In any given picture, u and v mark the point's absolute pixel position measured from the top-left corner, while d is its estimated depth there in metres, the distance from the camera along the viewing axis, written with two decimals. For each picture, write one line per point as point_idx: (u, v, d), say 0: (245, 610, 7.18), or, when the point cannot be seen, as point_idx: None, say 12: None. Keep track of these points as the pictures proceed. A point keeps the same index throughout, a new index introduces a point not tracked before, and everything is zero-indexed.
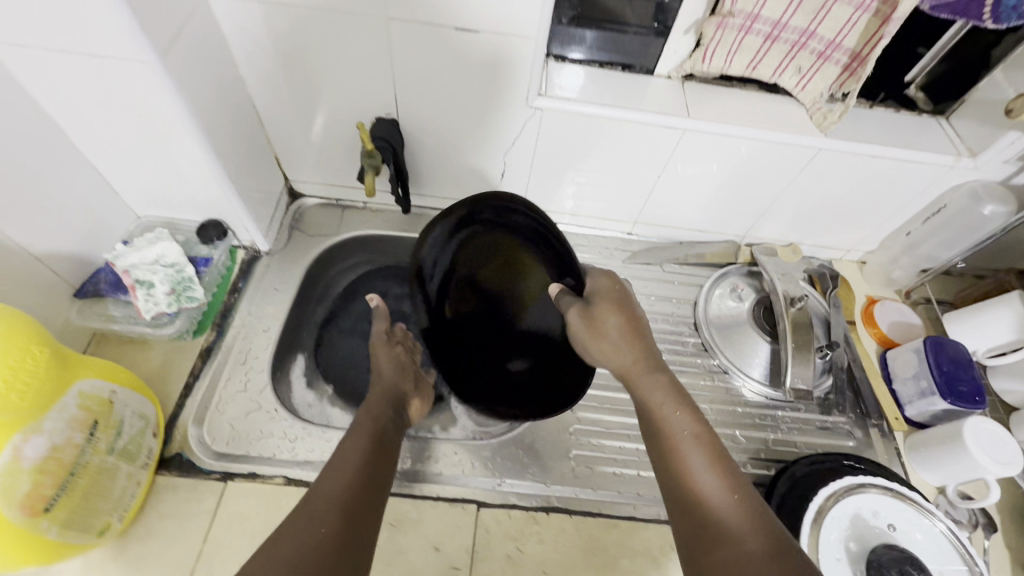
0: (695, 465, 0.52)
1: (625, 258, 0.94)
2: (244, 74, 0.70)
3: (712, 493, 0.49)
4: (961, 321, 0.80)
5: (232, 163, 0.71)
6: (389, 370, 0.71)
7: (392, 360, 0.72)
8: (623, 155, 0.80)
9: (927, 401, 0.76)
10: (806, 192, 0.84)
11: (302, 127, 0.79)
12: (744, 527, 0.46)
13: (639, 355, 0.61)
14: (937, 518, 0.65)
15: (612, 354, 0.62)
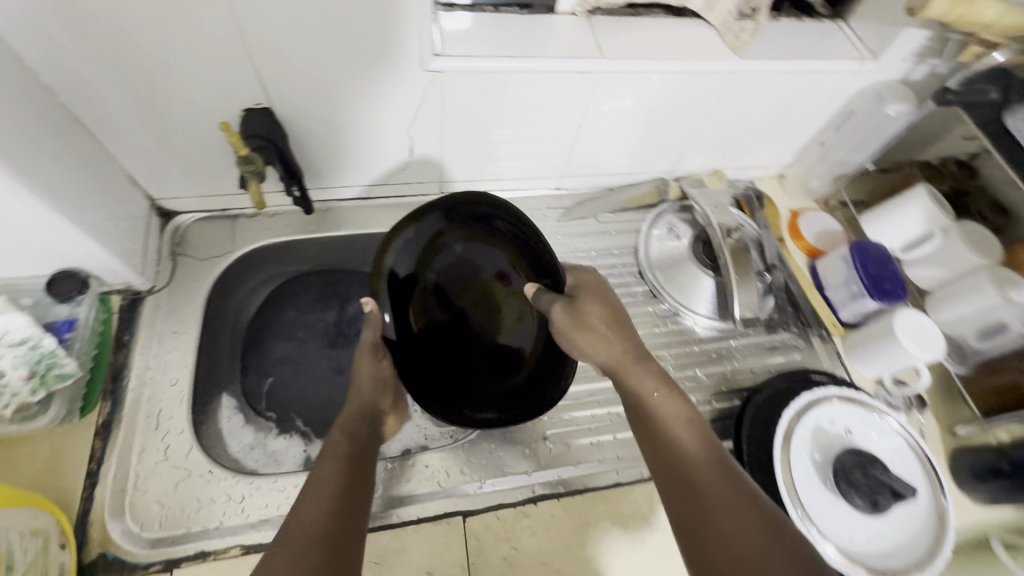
0: (693, 458, 0.51)
1: (559, 216, 0.89)
2: (50, 82, 0.54)
3: (717, 490, 0.48)
4: (876, 221, 0.84)
5: (69, 199, 0.56)
6: (367, 385, 0.65)
7: (374, 376, 0.65)
8: (540, 109, 0.73)
9: (859, 303, 0.80)
10: (725, 118, 0.82)
11: (152, 134, 0.63)
12: (752, 524, 0.45)
13: (629, 348, 0.57)
14: (882, 411, 0.70)
15: (602, 349, 0.57)
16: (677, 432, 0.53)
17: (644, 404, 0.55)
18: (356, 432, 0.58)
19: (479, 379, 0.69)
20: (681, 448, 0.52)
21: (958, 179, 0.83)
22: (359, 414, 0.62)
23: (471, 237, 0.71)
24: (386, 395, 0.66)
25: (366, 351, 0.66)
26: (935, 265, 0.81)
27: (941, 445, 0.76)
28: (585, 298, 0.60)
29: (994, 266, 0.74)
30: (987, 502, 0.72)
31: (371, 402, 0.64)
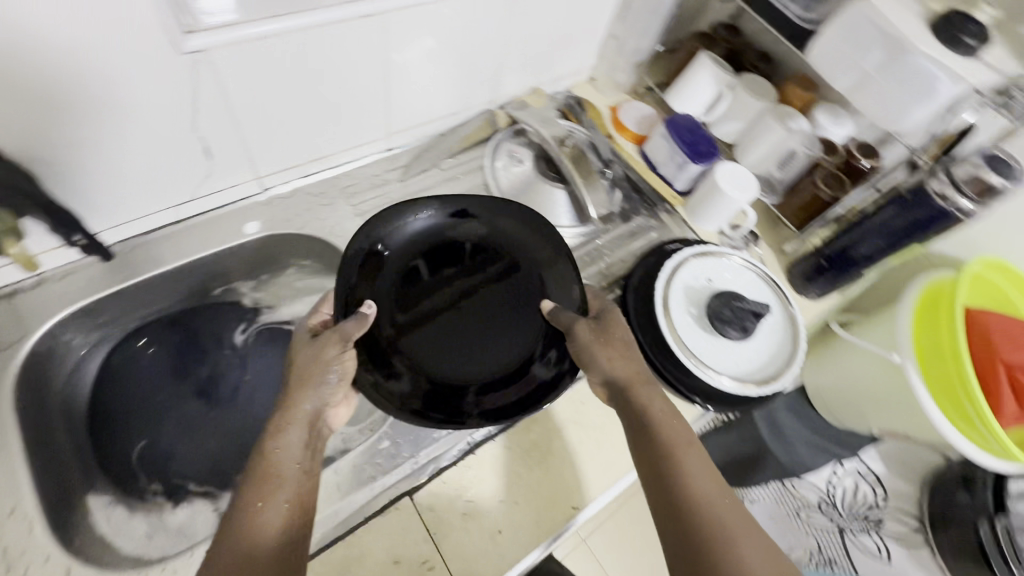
0: (692, 470, 0.55)
1: (401, 177, 0.85)
2: None
3: (709, 488, 0.55)
4: (678, 95, 0.93)
5: None
6: (319, 369, 0.56)
7: (337, 366, 0.57)
8: (337, 70, 0.67)
9: (686, 171, 0.89)
10: (523, 34, 0.83)
11: None
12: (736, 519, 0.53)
13: (642, 370, 0.62)
14: (728, 253, 0.81)
15: (620, 365, 0.61)
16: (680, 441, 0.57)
17: (650, 413, 0.59)
18: (294, 440, 0.53)
19: (450, 369, 0.64)
20: (683, 457, 0.56)
21: (728, 40, 0.94)
22: (302, 418, 0.54)
23: (467, 239, 0.73)
24: (335, 390, 0.57)
25: (336, 336, 0.57)
26: (733, 120, 0.92)
27: (778, 265, 0.90)
28: (610, 323, 0.64)
29: (773, 105, 0.87)
30: (820, 295, 0.87)
31: (318, 405, 0.55)
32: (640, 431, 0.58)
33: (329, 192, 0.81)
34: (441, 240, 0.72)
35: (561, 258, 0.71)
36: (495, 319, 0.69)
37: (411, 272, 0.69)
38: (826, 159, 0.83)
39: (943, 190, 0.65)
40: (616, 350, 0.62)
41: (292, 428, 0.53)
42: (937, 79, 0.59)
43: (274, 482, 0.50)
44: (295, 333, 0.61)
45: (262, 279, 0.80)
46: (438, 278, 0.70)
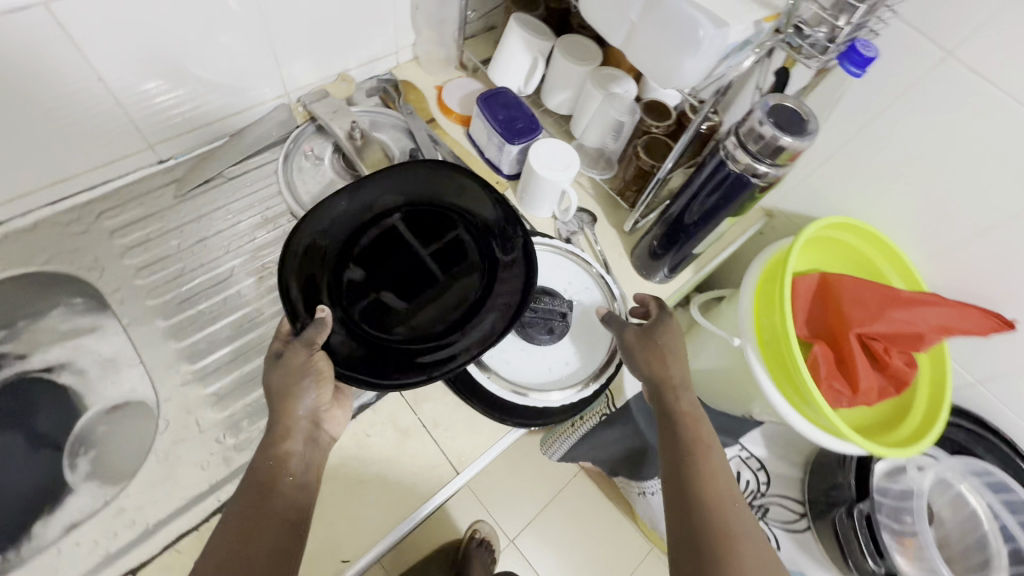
0: (719, 489, 0.54)
1: (176, 192, 0.75)
2: None
3: (729, 503, 0.53)
4: (498, 68, 0.82)
5: None
6: (303, 387, 0.52)
7: (315, 376, 0.53)
8: (54, 70, 0.58)
9: (506, 153, 0.79)
10: (290, 14, 0.72)
11: None
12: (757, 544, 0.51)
13: (683, 374, 0.60)
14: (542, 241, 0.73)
15: (660, 367, 0.59)
16: (704, 447, 0.56)
17: (682, 418, 0.58)
18: (290, 450, 0.52)
19: (424, 330, 0.60)
20: (706, 465, 0.55)
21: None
22: (299, 430, 0.53)
23: (395, 208, 0.65)
24: (323, 387, 0.54)
25: (301, 344, 0.53)
26: (559, 89, 0.82)
27: (621, 248, 0.80)
28: (657, 329, 0.62)
29: (595, 68, 0.78)
30: (666, 278, 0.78)
31: (308, 409, 0.53)
32: (673, 437, 0.57)
33: (83, 219, 0.70)
34: (377, 215, 0.64)
35: (485, 193, 0.65)
36: (457, 270, 0.63)
37: (354, 258, 0.61)
38: (653, 124, 0.74)
39: (735, 151, 0.56)
40: (661, 354, 0.60)
41: (292, 437, 0.52)
42: (697, 24, 0.49)
43: (267, 494, 0.49)
44: (264, 363, 0.54)
45: (18, 326, 0.70)
46: (387, 251, 0.63)
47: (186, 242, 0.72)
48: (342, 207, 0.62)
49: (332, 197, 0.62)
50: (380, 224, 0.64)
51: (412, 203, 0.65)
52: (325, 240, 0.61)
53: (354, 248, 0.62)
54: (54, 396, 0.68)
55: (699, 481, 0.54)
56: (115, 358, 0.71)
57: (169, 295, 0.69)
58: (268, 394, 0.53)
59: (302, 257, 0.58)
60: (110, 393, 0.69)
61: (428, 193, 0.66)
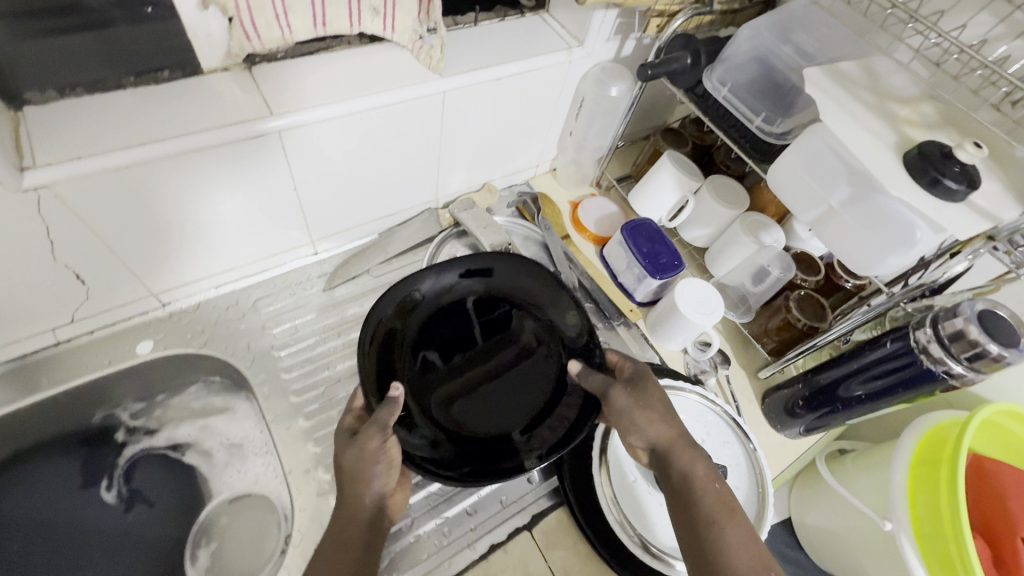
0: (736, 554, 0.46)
1: (326, 285, 0.77)
2: None
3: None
4: (642, 197, 0.84)
5: None
6: (364, 472, 0.50)
7: (377, 460, 0.50)
8: (260, 180, 0.61)
9: (645, 284, 0.80)
10: (464, 137, 0.76)
11: None
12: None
13: (681, 431, 0.55)
14: (691, 390, 0.71)
15: (656, 427, 0.55)
16: (718, 521, 0.49)
17: (693, 489, 0.51)
18: (350, 545, 0.49)
19: (478, 423, 0.59)
20: (722, 541, 0.47)
21: (697, 138, 0.86)
22: (356, 520, 0.50)
23: (471, 295, 0.66)
24: (388, 476, 0.51)
25: (374, 427, 0.50)
26: (700, 225, 0.82)
27: (752, 393, 0.78)
28: (638, 384, 0.58)
29: (744, 214, 0.78)
30: (798, 434, 0.74)
31: (371, 500, 0.51)
32: (682, 515, 0.51)
33: (241, 304, 0.73)
34: (453, 302, 0.65)
35: (565, 300, 0.65)
36: (518, 367, 0.63)
37: (422, 345, 0.62)
38: (803, 278, 0.74)
39: (929, 344, 0.54)
40: (650, 410, 0.55)
41: (352, 524, 0.50)
42: (915, 227, 0.49)
43: None
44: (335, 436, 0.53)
45: (157, 399, 0.72)
46: (456, 334, 0.64)
47: (328, 338, 0.74)
48: (412, 299, 0.63)
49: (402, 289, 0.61)
50: (453, 312, 0.65)
51: (484, 294, 0.66)
52: (405, 320, 0.62)
53: (424, 328, 0.63)
54: (184, 480, 0.69)
55: (719, 563, 0.46)
56: (242, 444, 0.71)
57: (310, 393, 0.69)
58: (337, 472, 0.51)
59: (383, 337, 0.59)
60: (235, 482, 0.69)
61: (503, 284, 0.67)
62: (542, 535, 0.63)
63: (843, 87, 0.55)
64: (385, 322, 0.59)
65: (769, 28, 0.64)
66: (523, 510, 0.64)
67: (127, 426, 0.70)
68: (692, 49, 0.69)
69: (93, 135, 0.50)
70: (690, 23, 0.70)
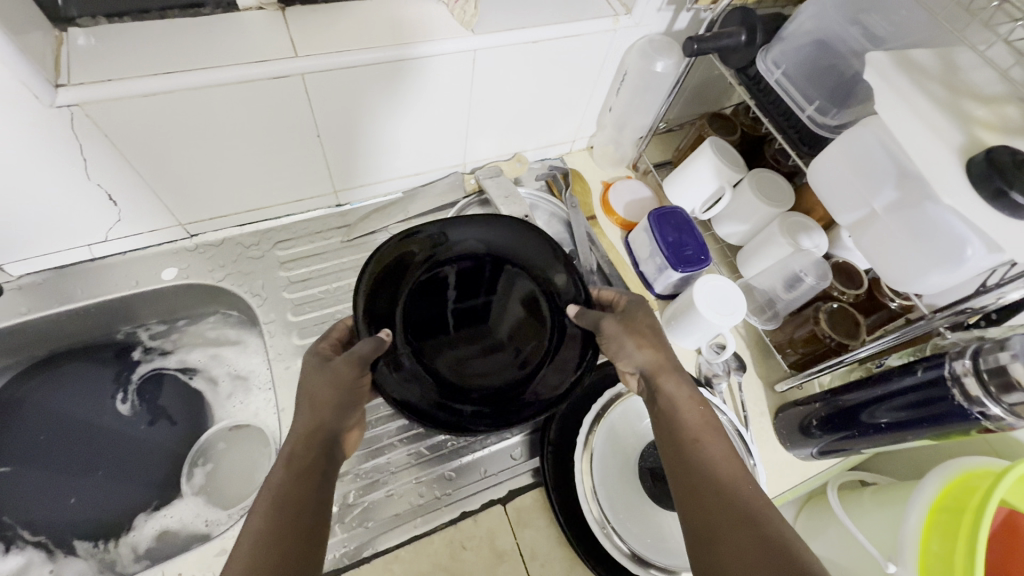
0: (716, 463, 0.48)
1: (344, 236, 0.78)
2: None
3: (730, 490, 0.45)
4: (677, 184, 0.79)
5: None
6: (330, 397, 0.49)
7: (342, 391, 0.49)
8: (285, 122, 0.62)
9: (665, 276, 0.75)
10: (495, 102, 0.73)
11: None
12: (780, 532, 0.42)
13: (671, 357, 0.56)
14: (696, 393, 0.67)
15: (648, 349, 0.56)
16: (698, 436, 0.50)
17: (677, 407, 0.52)
18: (310, 464, 0.46)
19: (463, 378, 0.57)
20: (701, 453, 0.49)
21: (747, 127, 0.79)
22: (318, 441, 0.47)
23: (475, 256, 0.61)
24: (354, 408, 0.51)
25: (352, 357, 0.49)
26: (736, 220, 0.77)
27: (765, 405, 0.73)
28: (629, 313, 0.58)
29: (786, 213, 0.72)
30: (809, 456, 0.69)
31: (335, 425, 0.49)
32: (666, 433, 0.52)
33: (261, 244, 0.75)
34: (459, 258, 0.61)
35: (558, 263, 0.61)
36: (509, 328, 0.60)
37: (427, 283, 0.59)
38: (839, 290, 0.68)
39: (963, 377, 0.49)
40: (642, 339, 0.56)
41: (314, 444, 0.47)
42: (967, 242, 0.43)
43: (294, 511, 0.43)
44: (303, 362, 0.52)
45: (177, 324, 0.76)
46: (454, 293, 0.60)
47: (339, 289, 0.75)
48: (431, 242, 0.60)
49: (435, 227, 0.59)
50: (467, 266, 0.61)
51: (492, 255, 0.62)
52: (410, 265, 0.58)
53: (425, 277, 0.59)
54: (192, 402, 0.73)
55: (695, 472, 0.48)
56: (247, 377, 0.75)
57: (312, 338, 0.71)
58: (302, 391, 0.49)
59: (403, 258, 0.58)
60: (237, 412, 0.73)
61: (506, 247, 0.62)
62: (514, 511, 0.62)
63: (909, 77, 0.49)
64: (390, 255, 0.56)
65: (837, 6, 0.57)
66: (501, 483, 0.64)
67: (145, 345, 0.75)
68: (748, 25, 0.63)
69: (127, 62, 0.52)
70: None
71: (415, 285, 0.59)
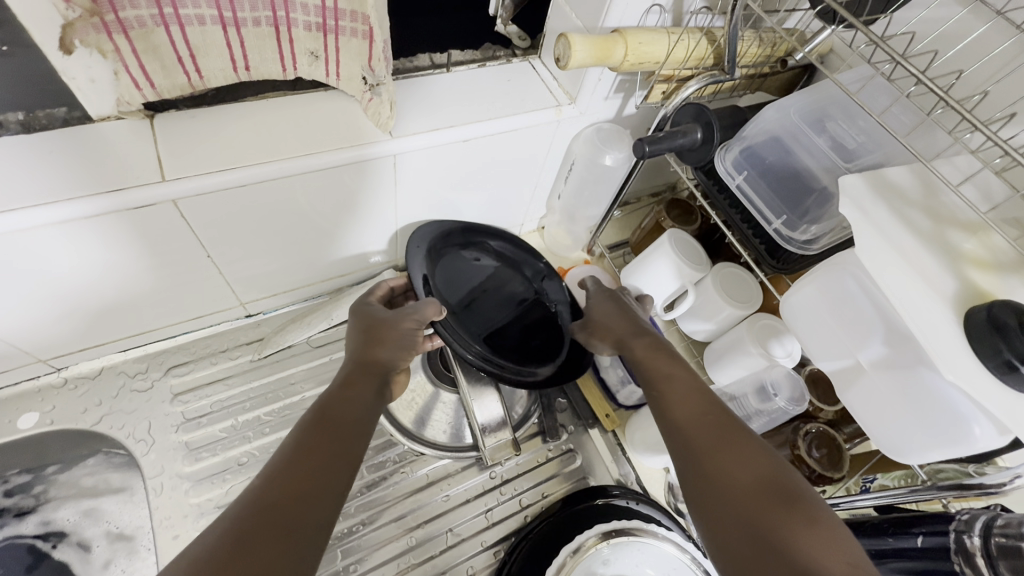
0: (685, 398, 0.44)
1: (256, 353, 0.67)
2: None
3: (709, 420, 0.41)
4: (635, 277, 0.71)
5: None
6: (390, 343, 0.50)
7: (405, 334, 0.51)
8: (162, 245, 0.51)
9: (626, 387, 0.67)
10: (427, 200, 0.64)
11: None
12: (755, 463, 0.38)
13: (637, 324, 0.55)
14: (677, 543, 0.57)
15: (607, 329, 0.57)
16: (665, 374, 0.47)
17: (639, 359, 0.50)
18: (364, 391, 0.45)
19: (486, 338, 0.62)
20: (674, 392, 0.45)
21: (707, 215, 0.73)
22: (374, 377, 0.47)
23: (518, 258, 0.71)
24: (413, 349, 0.52)
25: (416, 314, 0.53)
26: (700, 319, 0.70)
27: None
28: (594, 306, 0.60)
29: (754, 316, 0.65)
30: None
31: (393, 364, 0.49)
32: (639, 381, 0.49)
33: (151, 370, 0.64)
34: (500, 251, 0.71)
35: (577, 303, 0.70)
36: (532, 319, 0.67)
37: (468, 250, 0.68)
38: (822, 409, 0.61)
39: (974, 555, 0.41)
40: (598, 326, 0.58)
41: (366, 377, 0.47)
42: (970, 419, 0.36)
43: (330, 432, 0.40)
44: (354, 304, 0.56)
45: (45, 473, 0.60)
46: (492, 276, 0.68)
47: (247, 423, 0.63)
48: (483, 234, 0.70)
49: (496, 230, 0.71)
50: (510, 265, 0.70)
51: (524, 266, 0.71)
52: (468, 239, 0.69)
53: (476, 255, 0.68)
54: None
55: (674, 410, 0.44)
56: None
57: (211, 490, 0.59)
58: (363, 325, 0.52)
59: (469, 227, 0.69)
60: None
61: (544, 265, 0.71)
62: None
63: (888, 208, 0.42)
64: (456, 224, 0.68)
65: (799, 109, 0.52)
66: None
67: None
68: (704, 121, 0.55)
69: None
70: (705, 91, 0.58)
71: (463, 253, 0.68)
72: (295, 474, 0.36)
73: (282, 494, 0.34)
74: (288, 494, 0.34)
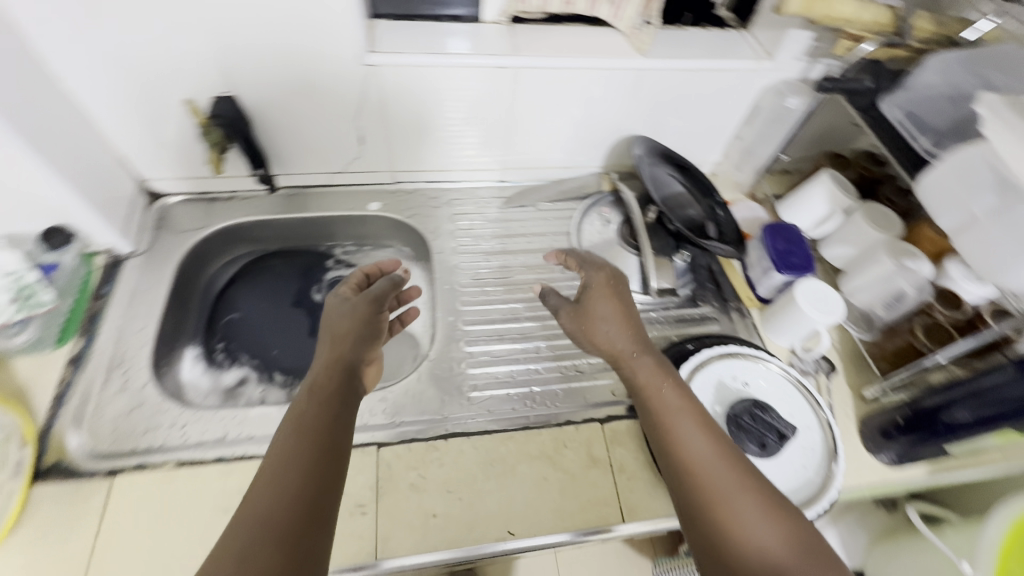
0: (696, 443, 0.55)
1: (500, 205, 0.98)
2: (71, 85, 0.70)
3: (723, 473, 0.53)
4: (790, 205, 0.90)
5: (77, 172, 0.71)
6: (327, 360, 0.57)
7: (334, 346, 0.59)
8: (489, 102, 0.84)
9: (769, 278, 0.85)
10: (647, 115, 0.91)
11: (154, 126, 0.78)
12: (765, 520, 0.50)
13: (643, 340, 0.64)
14: (782, 369, 0.77)
15: (601, 335, 0.65)
16: (671, 421, 0.57)
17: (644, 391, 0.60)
18: (327, 386, 0.54)
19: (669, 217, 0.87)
20: (681, 439, 0.56)
21: (864, 168, 0.90)
22: (339, 368, 0.56)
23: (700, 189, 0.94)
24: (370, 342, 0.61)
25: (365, 300, 0.64)
26: (845, 243, 0.85)
27: (852, 408, 0.78)
28: (592, 300, 0.68)
29: (893, 240, 0.79)
30: (893, 463, 0.73)
31: (355, 353, 0.58)
32: (647, 420, 0.59)
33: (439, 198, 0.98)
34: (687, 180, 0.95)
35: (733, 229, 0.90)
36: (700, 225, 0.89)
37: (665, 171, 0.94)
38: (940, 310, 0.73)
39: None
40: (591, 319, 0.67)
41: (331, 361, 0.57)
42: None
43: (285, 462, 0.47)
44: (329, 296, 0.67)
45: (364, 248, 1.00)
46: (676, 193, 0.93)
47: (491, 241, 0.94)
48: (680, 165, 0.95)
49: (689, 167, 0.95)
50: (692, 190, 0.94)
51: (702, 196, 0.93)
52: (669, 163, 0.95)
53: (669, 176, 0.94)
54: None
55: (685, 463, 0.54)
56: None
57: (468, 271, 0.90)
58: (327, 329, 0.61)
59: (672, 156, 0.95)
60: None
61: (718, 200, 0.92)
62: (610, 430, 0.73)
63: None
64: (663, 150, 0.95)
65: (961, 62, 0.72)
66: (601, 409, 0.75)
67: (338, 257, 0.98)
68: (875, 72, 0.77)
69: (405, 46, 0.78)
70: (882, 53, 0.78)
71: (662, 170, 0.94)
72: (279, 508, 0.43)
73: (274, 527, 0.42)
74: (280, 523, 0.43)
